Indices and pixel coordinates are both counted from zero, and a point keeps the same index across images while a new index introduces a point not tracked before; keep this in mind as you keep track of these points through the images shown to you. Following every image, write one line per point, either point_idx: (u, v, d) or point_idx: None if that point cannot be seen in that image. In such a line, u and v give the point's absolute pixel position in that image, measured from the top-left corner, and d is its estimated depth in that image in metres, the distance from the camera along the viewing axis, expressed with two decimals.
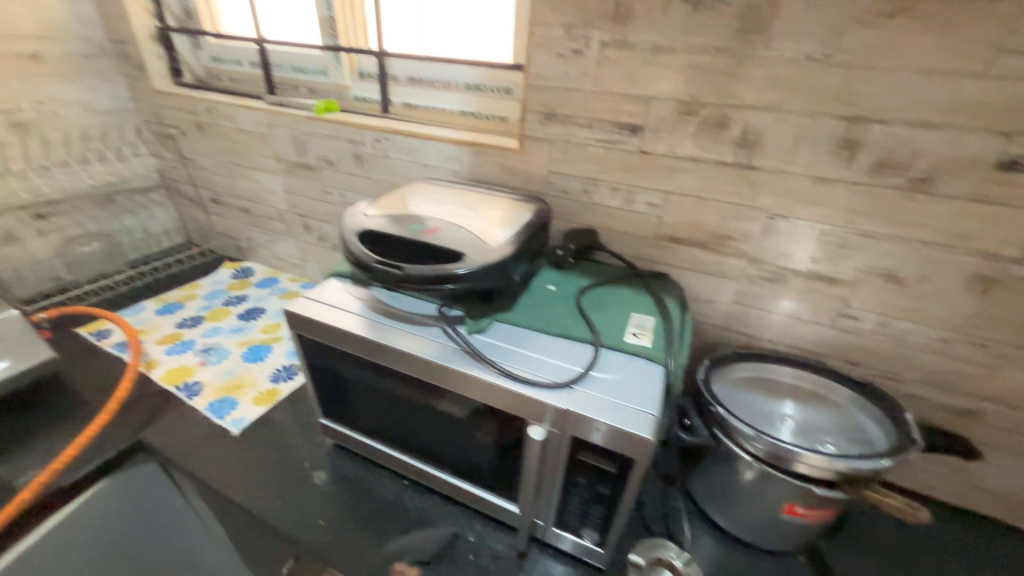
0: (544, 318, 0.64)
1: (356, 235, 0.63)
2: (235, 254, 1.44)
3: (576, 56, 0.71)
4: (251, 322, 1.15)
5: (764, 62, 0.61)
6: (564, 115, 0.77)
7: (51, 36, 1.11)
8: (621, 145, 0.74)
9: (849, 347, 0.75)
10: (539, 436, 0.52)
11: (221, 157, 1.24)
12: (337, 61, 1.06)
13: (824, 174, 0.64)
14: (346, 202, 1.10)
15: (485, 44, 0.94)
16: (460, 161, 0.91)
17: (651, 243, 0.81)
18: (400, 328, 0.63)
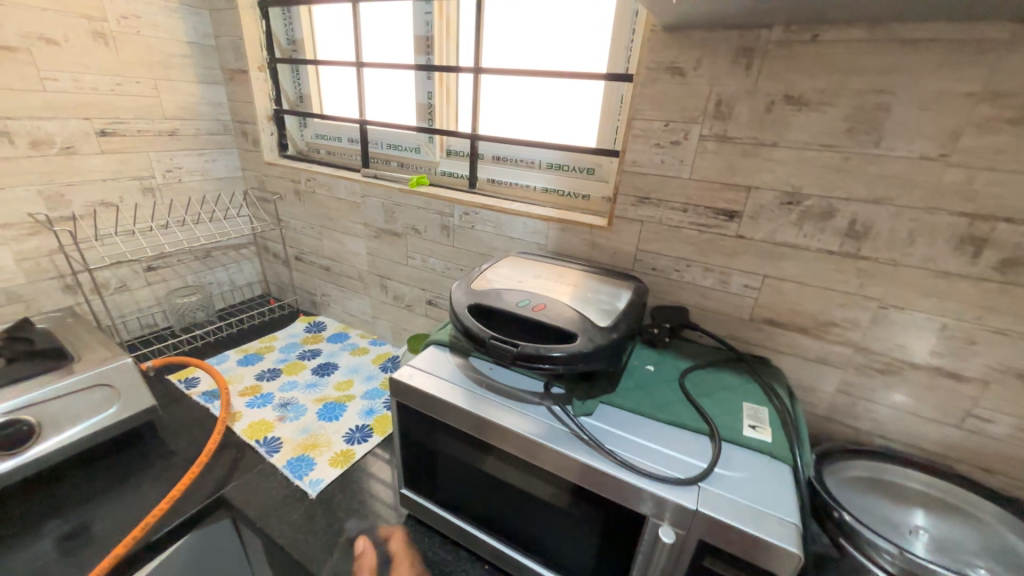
0: (652, 402, 0.62)
1: (466, 308, 0.66)
2: (309, 308, 1.51)
3: (674, 146, 0.76)
4: (325, 377, 1.18)
5: (874, 159, 0.63)
6: (658, 199, 0.80)
7: (189, 116, 1.29)
8: (716, 229, 0.76)
9: (980, 452, 0.68)
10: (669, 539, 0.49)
11: (312, 220, 1.35)
12: (430, 141, 1.17)
13: (945, 268, 0.62)
14: (428, 266, 1.16)
15: (572, 130, 1.01)
16: (547, 235, 0.95)
17: (745, 325, 0.80)
18: (506, 404, 0.63)
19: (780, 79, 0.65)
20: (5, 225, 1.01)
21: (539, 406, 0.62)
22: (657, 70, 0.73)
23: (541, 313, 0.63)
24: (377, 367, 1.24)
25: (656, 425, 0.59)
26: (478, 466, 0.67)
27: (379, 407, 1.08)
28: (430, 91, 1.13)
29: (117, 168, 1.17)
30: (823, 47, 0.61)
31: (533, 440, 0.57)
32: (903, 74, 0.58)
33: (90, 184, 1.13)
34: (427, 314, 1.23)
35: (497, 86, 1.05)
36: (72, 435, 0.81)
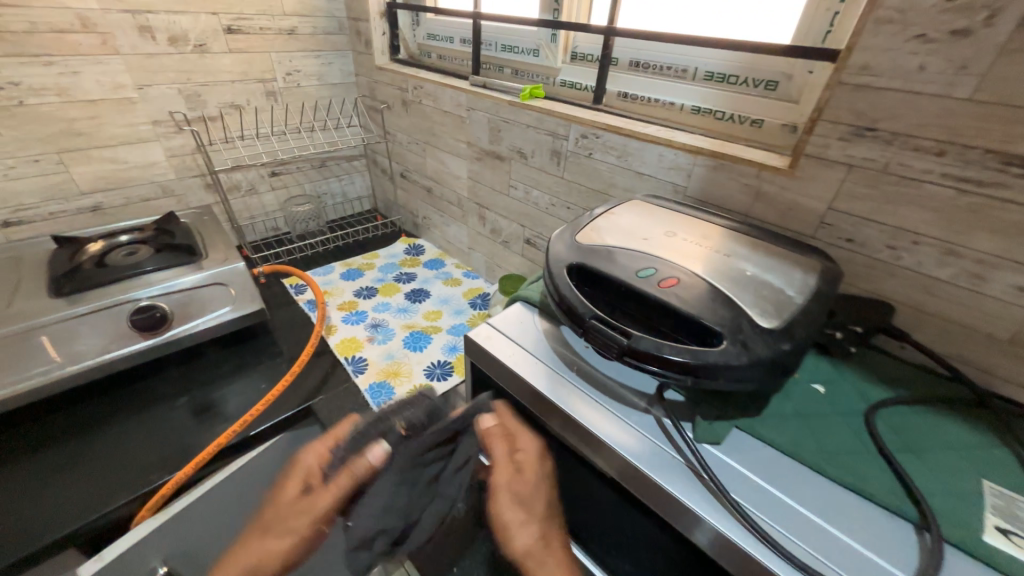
0: (818, 447, 0.42)
1: (565, 268, 0.50)
2: (411, 229, 1.49)
3: (956, 39, 0.44)
4: (416, 304, 1.15)
5: None
6: (890, 132, 0.51)
7: (306, 13, 1.22)
8: (994, 189, 0.46)
9: None
10: None
11: (417, 135, 1.25)
12: (553, 40, 0.94)
13: None
14: (530, 199, 1.00)
15: (750, 24, 0.72)
16: (689, 175, 0.71)
17: (995, 349, 0.50)
18: (599, 401, 0.48)
19: None
20: (154, 122, 1.09)
21: (645, 412, 0.47)
22: None
23: (669, 290, 0.45)
24: (467, 301, 1.17)
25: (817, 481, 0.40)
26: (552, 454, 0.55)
27: (462, 345, 1.02)
28: None
29: (244, 70, 1.18)
30: None
31: (629, 463, 0.42)
32: None
33: (221, 85, 1.16)
34: (523, 254, 1.10)
35: None
36: (196, 326, 0.88)
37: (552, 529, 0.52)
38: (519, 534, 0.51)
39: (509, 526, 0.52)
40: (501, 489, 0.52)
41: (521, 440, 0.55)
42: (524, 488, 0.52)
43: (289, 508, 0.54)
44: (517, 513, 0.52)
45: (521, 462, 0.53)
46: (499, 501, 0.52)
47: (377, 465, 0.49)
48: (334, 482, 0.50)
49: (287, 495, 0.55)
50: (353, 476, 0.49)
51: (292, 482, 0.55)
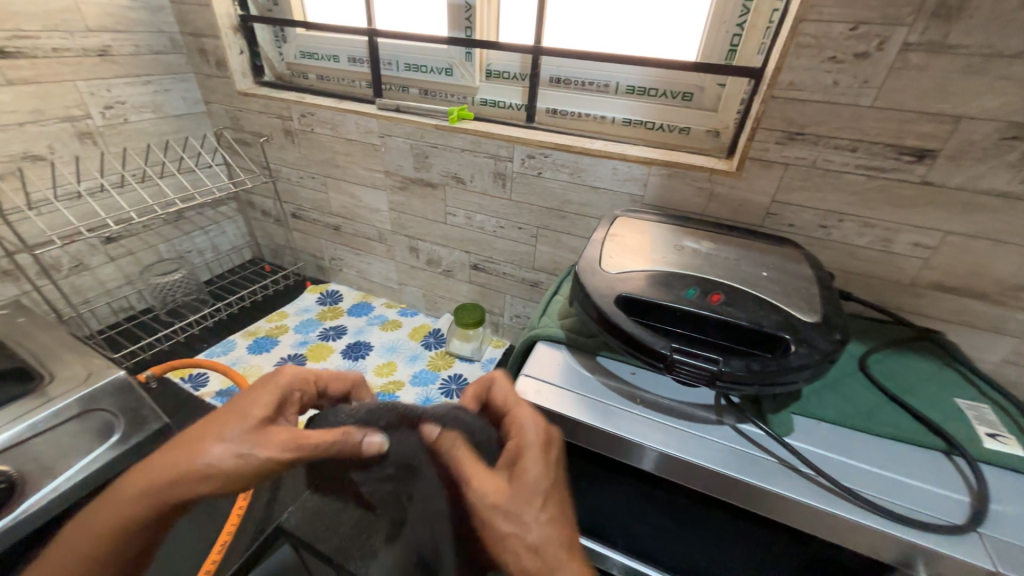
0: (854, 410, 0.49)
1: (613, 301, 0.49)
2: (316, 274, 1.29)
3: (859, 60, 0.55)
4: (361, 361, 1.01)
5: None
6: (816, 135, 0.61)
7: (123, 29, 0.94)
8: (892, 172, 0.60)
9: None
10: None
11: (313, 169, 1.08)
12: (467, 57, 0.89)
13: None
14: (474, 224, 0.95)
15: (665, 38, 0.76)
16: (646, 185, 0.75)
17: (902, 291, 0.66)
18: (676, 425, 0.48)
19: None
20: None
21: (719, 424, 0.48)
22: None
23: (722, 306, 0.47)
24: (419, 344, 1.07)
25: (871, 438, 0.47)
26: (626, 492, 0.52)
27: (435, 395, 0.93)
28: None
29: (37, 106, 0.85)
30: None
31: (732, 480, 0.43)
32: None
33: (5, 130, 0.82)
34: (471, 280, 1.04)
35: None
36: (58, 488, 0.59)
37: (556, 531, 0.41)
38: (500, 518, 0.38)
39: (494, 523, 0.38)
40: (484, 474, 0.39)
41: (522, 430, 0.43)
42: (524, 472, 0.40)
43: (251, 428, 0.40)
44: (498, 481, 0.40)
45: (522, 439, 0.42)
46: (478, 494, 0.38)
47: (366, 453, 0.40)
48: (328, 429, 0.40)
49: (245, 418, 0.41)
50: (338, 440, 0.39)
51: (258, 404, 0.42)
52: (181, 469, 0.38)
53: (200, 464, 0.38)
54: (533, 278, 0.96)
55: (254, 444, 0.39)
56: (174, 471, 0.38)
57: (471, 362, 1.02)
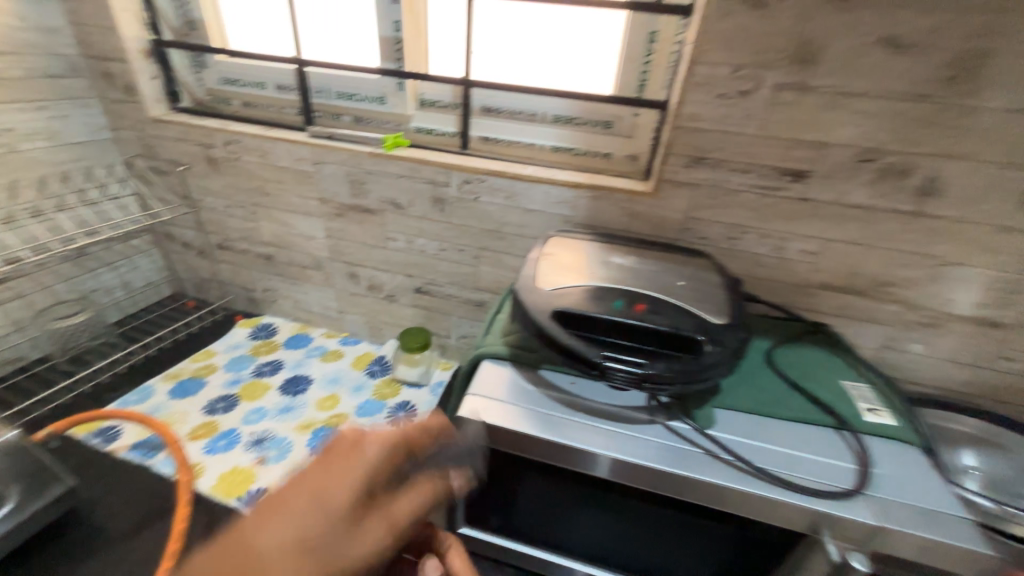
0: (764, 399, 0.55)
1: (550, 315, 0.53)
2: (247, 308, 1.22)
3: (743, 97, 0.65)
4: (301, 396, 0.96)
5: (966, 112, 0.58)
6: (716, 160, 0.70)
7: (10, 51, 0.86)
8: (779, 191, 0.69)
9: (1000, 388, 0.75)
10: (863, 566, 0.43)
11: (240, 197, 1.03)
12: (399, 87, 0.91)
13: (1008, 223, 0.63)
14: (415, 248, 0.96)
15: (584, 73, 0.83)
16: (576, 206, 0.81)
17: (798, 292, 0.76)
18: (614, 428, 0.52)
19: (882, 16, 0.56)
20: None
21: (652, 423, 0.53)
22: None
23: (646, 314, 0.52)
24: (363, 372, 1.04)
25: (775, 421, 0.53)
26: (575, 497, 0.55)
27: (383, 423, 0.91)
28: (398, 21, 0.85)
29: None
30: None
31: (666, 473, 0.47)
32: (1015, 14, 0.53)
33: None
34: (415, 304, 1.04)
35: (490, 13, 0.81)
36: None
37: None
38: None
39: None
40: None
41: None
42: None
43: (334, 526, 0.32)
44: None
45: None
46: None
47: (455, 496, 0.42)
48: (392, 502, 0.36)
49: (332, 507, 0.33)
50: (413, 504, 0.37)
51: (348, 487, 0.34)
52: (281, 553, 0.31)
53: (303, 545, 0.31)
54: (477, 299, 0.98)
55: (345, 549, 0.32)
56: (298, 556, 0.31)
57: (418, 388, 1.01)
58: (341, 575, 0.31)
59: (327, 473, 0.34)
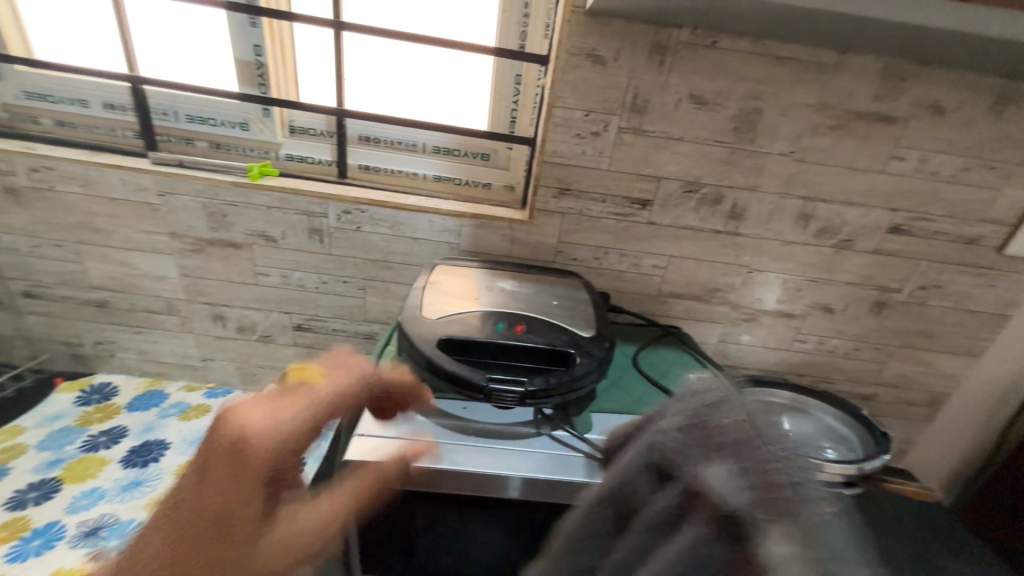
0: (631, 398, 0.63)
1: (434, 343, 0.54)
2: (71, 367, 0.99)
3: (594, 137, 0.75)
4: (153, 467, 0.81)
5: (751, 154, 0.76)
6: (578, 190, 0.79)
7: None
8: (631, 216, 0.81)
9: (800, 364, 0.96)
10: None
11: (56, 234, 0.85)
12: (264, 114, 0.86)
13: (788, 238, 0.82)
14: (292, 282, 0.89)
15: (459, 109, 0.88)
16: (460, 234, 0.84)
17: (654, 301, 0.89)
18: (504, 446, 0.54)
19: (688, 79, 0.71)
20: None
21: (539, 435, 0.56)
22: (578, 56, 0.70)
23: (524, 333, 0.57)
24: None
25: (643, 419, 0.61)
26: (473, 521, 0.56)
27: None
28: (258, 45, 0.80)
29: None
30: (720, 53, 0.69)
31: (551, 482, 0.52)
32: (772, 85, 0.71)
33: None
34: (296, 343, 0.96)
35: (360, 46, 0.81)
36: None
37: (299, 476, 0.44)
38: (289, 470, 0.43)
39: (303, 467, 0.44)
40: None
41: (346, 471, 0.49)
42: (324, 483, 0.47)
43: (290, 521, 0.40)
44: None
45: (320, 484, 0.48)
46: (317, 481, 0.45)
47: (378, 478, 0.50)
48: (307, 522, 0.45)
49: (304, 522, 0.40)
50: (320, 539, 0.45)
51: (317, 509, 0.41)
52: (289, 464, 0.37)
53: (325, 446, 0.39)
54: (367, 331, 0.94)
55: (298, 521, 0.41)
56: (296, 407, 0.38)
57: None
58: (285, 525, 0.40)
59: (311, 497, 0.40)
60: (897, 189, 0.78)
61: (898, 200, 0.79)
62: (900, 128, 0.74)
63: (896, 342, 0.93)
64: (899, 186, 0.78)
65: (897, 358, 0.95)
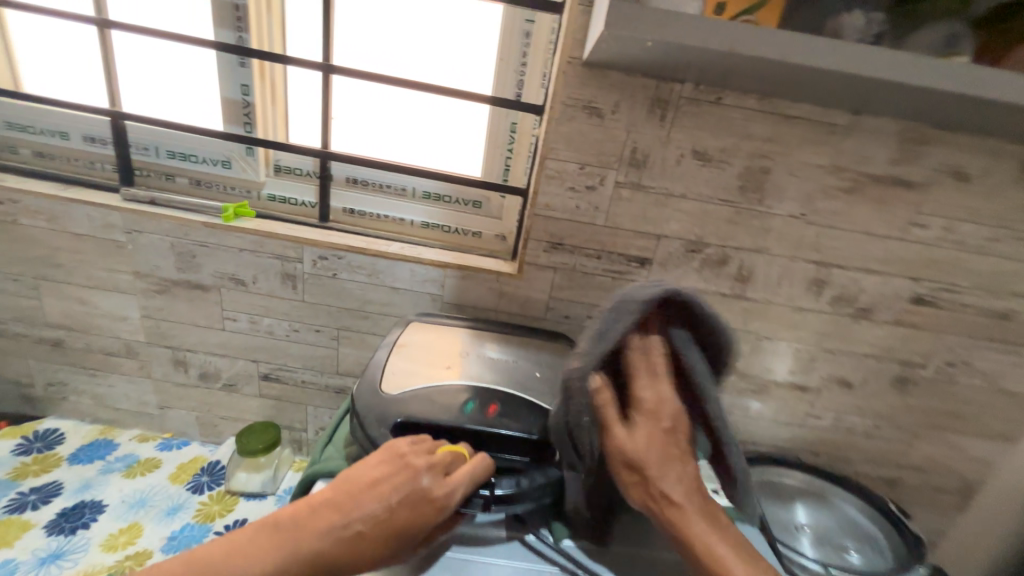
0: None
1: (389, 434, 0.47)
2: (19, 409, 0.92)
3: (589, 190, 0.70)
4: (81, 534, 0.71)
5: (758, 215, 0.70)
6: (572, 245, 0.74)
7: None
8: (628, 275, 0.75)
9: (816, 442, 0.86)
10: None
11: (15, 269, 0.80)
12: (248, 153, 0.82)
13: (801, 304, 0.75)
14: (260, 329, 0.82)
15: (451, 154, 0.84)
16: (443, 285, 0.78)
17: None
18: (467, 554, 0.45)
19: (690, 134, 0.66)
20: None
21: (510, 540, 0.47)
22: (574, 107, 0.66)
23: (495, 417, 0.50)
24: (184, 488, 0.82)
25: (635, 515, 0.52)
26: None
27: None
28: (246, 85, 0.78)
29: None
30: (724, 109, 0.65)
31: None
32: (781, 144, 0.66)
33: None
34: (262, 394, 0.88)
35: (350, 89, 0.79)
36: None
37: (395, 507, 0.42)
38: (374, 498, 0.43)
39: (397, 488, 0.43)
40: (671, 473, 0.45)
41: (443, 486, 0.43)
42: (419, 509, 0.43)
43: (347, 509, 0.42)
44: (636, 461, 0.45)
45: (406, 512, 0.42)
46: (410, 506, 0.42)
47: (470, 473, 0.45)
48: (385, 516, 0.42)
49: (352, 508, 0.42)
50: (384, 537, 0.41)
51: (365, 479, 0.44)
52: (366, 497, 0.43)
53: (398, 511, 0.42)
54: (339, 384, 0.86)
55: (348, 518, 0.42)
56: (417, 455, 0.45)
57: (260, 499, 0.82)
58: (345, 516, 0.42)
59: (360, 484, 0.43)
60: (919, 258, 0.72)
61: (920, 269, 0.72)
62: (920, 194, 0.68)
63: (922, 423, 0.84)
64: (920, 254, 0.71)
65: (924, 440, 0.85)
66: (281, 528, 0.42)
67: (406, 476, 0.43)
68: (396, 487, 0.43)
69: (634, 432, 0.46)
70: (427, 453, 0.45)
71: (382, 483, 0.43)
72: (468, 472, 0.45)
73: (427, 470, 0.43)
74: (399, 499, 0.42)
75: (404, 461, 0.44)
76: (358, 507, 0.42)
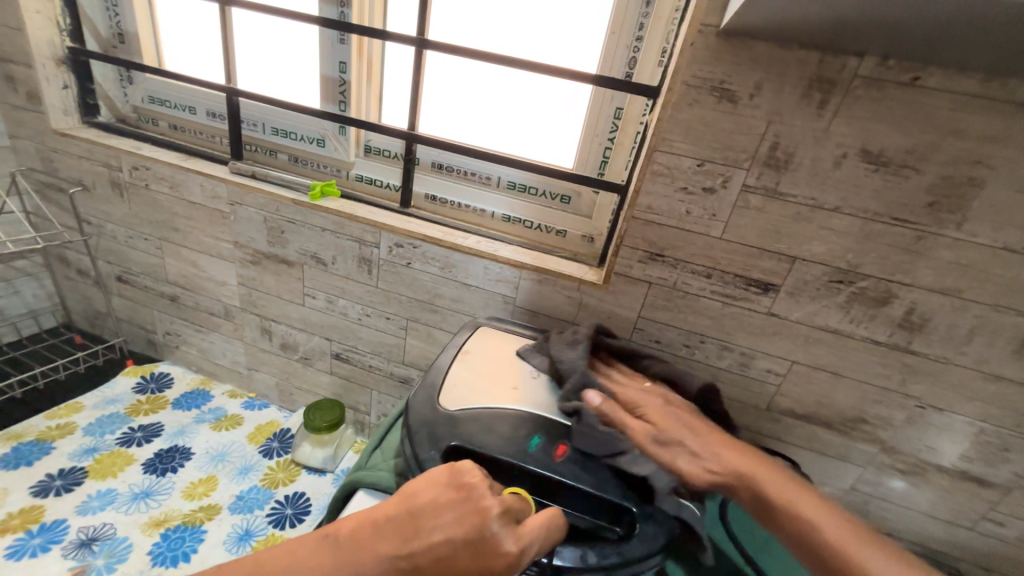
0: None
1: (438, 459, 0.42)
2: (146, 351, 1.05)
3: (706, 194, 0.57)
4: (169, 478, 0.79)
5: (950, 244, 0.51)
6: (674, 259, 0.61)
7: None
8: (743, 302, 0.60)
9: (986, 554, 0.64)
10: None
11: (147, 229, 0.90)
12: (341, 132, 0.81)
13: (999, 372, 0.54)
14: (335, 309, 0.83)
15: (542, 142, 0.75)
16: (518, 288, 0.70)
17: (760, 414, 0.66)
18: None
19: (861, 128, 0.50)
20: None
21: None
22: (701, 88, 0.53)
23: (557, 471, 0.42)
24: (257, 449, 0.86)
25: None
26: None
27: (260, 525, 0.74)
28: (344, 62, 0.76)
29: None
30: (921, 95, 0.47)
31: None
32: (1010, 145, 0.46)
33: None
34: (332, 371, 0.89)
35: (442, 66, 0.73)
36: None
37: (461, 548, 0.34)
38: (437, 530, 0.34)
39: (466, 522, 0.35)
40: (694, 426, 0.45)
41: (519, 537, 0.35)
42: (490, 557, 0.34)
43: (402, 536, 0.34)
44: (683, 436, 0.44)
45: (472, 556, 0.33)
46: (477, 551, 0.33)
47: (545, 533, 0.36)
48: (447, 559, 0.33)
49: (410, 537, 0.34)
50: None
51: (428, 502, 0.36)
52: (430, 525, 0.35)
53: (464, 552, 0.33)
54: (403, 374, 0.84)
55: (404, 548, 0.33)
56: (486, 491, 0.37)
57: (321, 474, 0.83)
58: (401, 545, 0.34)
59: (422, 508, 0.36)
60: None
61: None
62: None
63: None
64: None
65: None
66: (335, 545, 0.34)
67: (478, 511, 0.35)
68: (466, 521, 0.35)
69: (653, 411, 0.46)
70: (495, 492, 0.38)
71: (447, 513, 0.35)
72: (545, 530, 0.36)
73: (499, 513, 0.35)
74: (466, 536, 0.34)
75: (472, 494, 0.37)
76: (419, 538, 0.34)
